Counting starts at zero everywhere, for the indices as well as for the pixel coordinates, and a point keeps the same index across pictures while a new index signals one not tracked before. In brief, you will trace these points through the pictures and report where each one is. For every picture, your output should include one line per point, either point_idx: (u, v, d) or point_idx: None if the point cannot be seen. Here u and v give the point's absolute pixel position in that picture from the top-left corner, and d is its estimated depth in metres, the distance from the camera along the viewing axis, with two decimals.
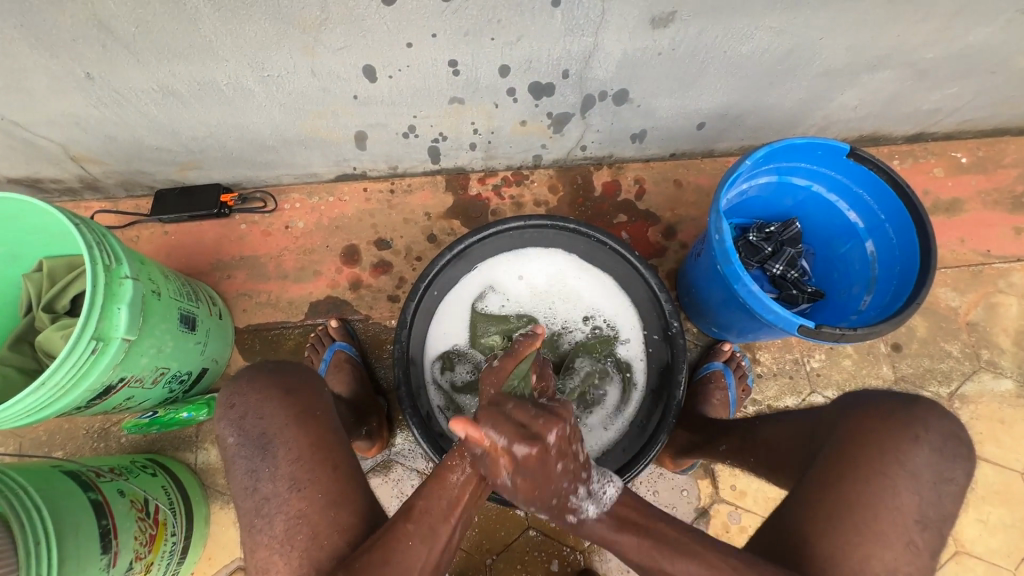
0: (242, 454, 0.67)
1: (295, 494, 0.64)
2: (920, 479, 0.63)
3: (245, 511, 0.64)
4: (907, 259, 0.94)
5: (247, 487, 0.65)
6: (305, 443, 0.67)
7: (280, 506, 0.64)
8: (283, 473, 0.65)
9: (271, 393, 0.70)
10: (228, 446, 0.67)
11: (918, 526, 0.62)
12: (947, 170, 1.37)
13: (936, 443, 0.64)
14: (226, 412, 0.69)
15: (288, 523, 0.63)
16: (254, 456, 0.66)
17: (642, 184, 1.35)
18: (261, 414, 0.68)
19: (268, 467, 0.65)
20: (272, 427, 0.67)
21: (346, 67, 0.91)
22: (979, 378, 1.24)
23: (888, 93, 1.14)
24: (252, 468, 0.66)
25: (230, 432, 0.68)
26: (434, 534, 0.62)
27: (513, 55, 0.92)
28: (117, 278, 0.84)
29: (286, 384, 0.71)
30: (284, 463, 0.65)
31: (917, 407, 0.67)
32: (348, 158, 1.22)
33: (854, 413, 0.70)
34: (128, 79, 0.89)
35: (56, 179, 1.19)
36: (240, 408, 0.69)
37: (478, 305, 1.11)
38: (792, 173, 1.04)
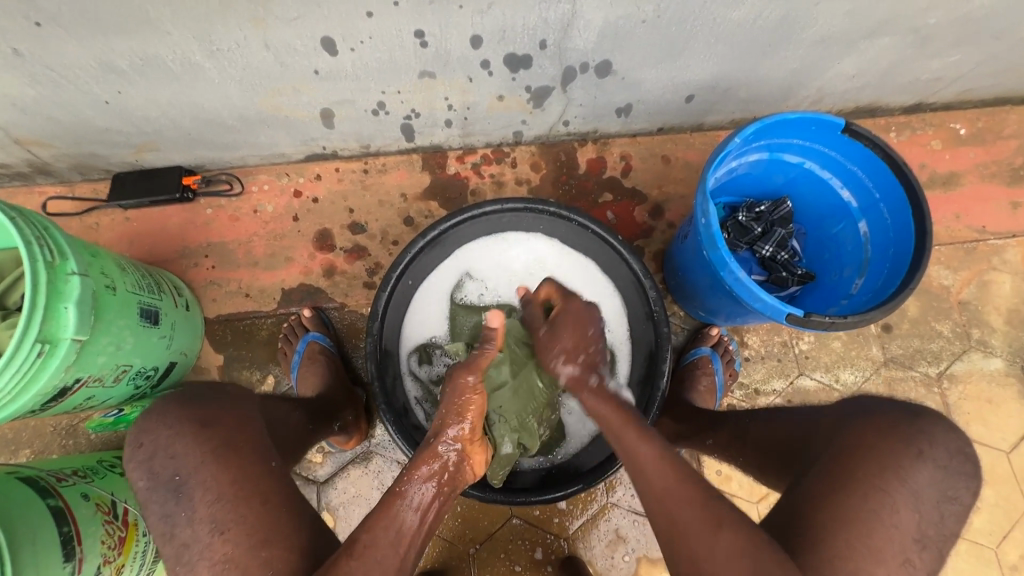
0: (156, 498, 0.63)
1: (218, 537, 0.59)
2: (921, 498, 0.60)
3: (165, 558, 0.60)
4: (901, 242, 0.90)
5: (164, 533, 0.61)
6: (228, 479, 0.62)
7: (202, 553, 0.59)
8: (202, 516, 0.61)
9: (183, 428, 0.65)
10: (140, 491, 0.63)
11: (918, 544, 0.59)
12: (945, 142, 1.32)
13: (941, 460, 0.63)
14: (136, 453, 0.65)
15: (213, 569, 0.58)
16: (167, 500, 0.62)
17: (628, 161, 1.29)
18: (171, 454, 0.64)
19: (185, 510, 0.61)
20: (186, 466, 0.63)
21: (302, 39, 0.83)
22: (969, 358, 1.21)
23: (887, 61, 1.08)
24: (167, 514, 0.62)
25: (140, 476, 0.64)
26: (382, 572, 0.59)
27: (485, 24, 0.84)
28: (62, 275, 0.78)
29: (199, 416, 0.67)
30: (201, 506, 0.61)
31: (920, 422, 0.66)
32: (316, 137, 1.14)
33: (860, 422, 0.68)
34: (63, 55, 0.81)
35: (3, 164, 1.12)
36: (149, 447, 0.65)
37: (456, 294, 1.07)
38: (784, 150, 0.98)
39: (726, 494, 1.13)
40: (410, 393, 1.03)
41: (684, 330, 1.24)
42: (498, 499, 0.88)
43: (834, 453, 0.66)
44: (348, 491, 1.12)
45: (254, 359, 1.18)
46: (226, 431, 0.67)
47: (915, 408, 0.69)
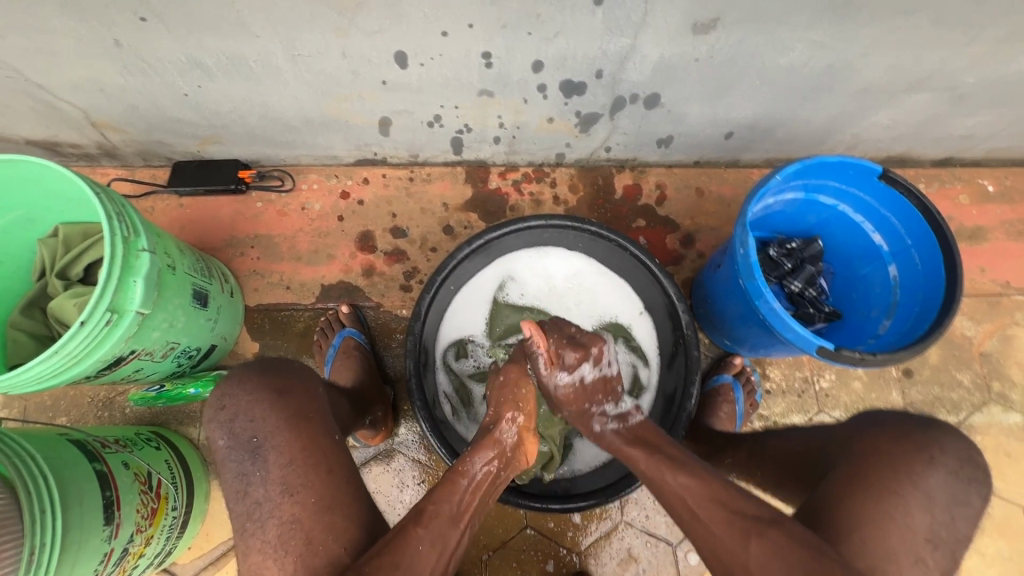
0: (233, 457, 0.66)
1: (287, 499, 0.63)
2: (934, 500, 0.63)
3: (237, 514, 0.63)
4: (931, 287, 0.93)
5: (238, 491, 0.64)
6: (300, 445, 0.66)
7: (273, 511, 0.62)
8: (275, 478, 0.64)
9: (262, 396, 0.69)
10: (218, 449, 0.66)
11: (929, 544, 0.61)
12: (972, 197, 1.36)
13: (953, 467, 0.65)
14: (217, 413, 0.68)
15: (281, 528, 0.61)
16: (244, 460, 0.65)
17: (663, 190, 1.33)
18: (250, 418, 0.67)
19: (259, 471, 0.64)
20: (264, 430, 0.66)
21: (378, 52, 0.89)
22: (989, 409, 1.23)
23: (923, 115, 1.13)
24: (242, 472, 0.65)
25: (220, 435, 0.67)
26: (444, 540, 0.64)
27: (548, 51, 0.90)
28: (135, 250, 0.83)
29: (280, 385, 0.70)
30: (275, 467, 0.64)
31: (934, 430, 0.69)
32: (370, 143, 1.20)
33: (873, 432, 0.71)
34: (157, 48, 0.88)
35: (75, 144, 1.18)
36: (231, 409, 0.68)
37: (499, 294, 1.10)
38: (819, 191, 1.02)
39: (739, 523, 1.14)
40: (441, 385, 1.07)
41: (708, 357, 1.27)
42: (518, 503, 0.89)
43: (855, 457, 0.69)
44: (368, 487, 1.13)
45: (288, 350, 1.22)
46: (301, 401, 0.70)
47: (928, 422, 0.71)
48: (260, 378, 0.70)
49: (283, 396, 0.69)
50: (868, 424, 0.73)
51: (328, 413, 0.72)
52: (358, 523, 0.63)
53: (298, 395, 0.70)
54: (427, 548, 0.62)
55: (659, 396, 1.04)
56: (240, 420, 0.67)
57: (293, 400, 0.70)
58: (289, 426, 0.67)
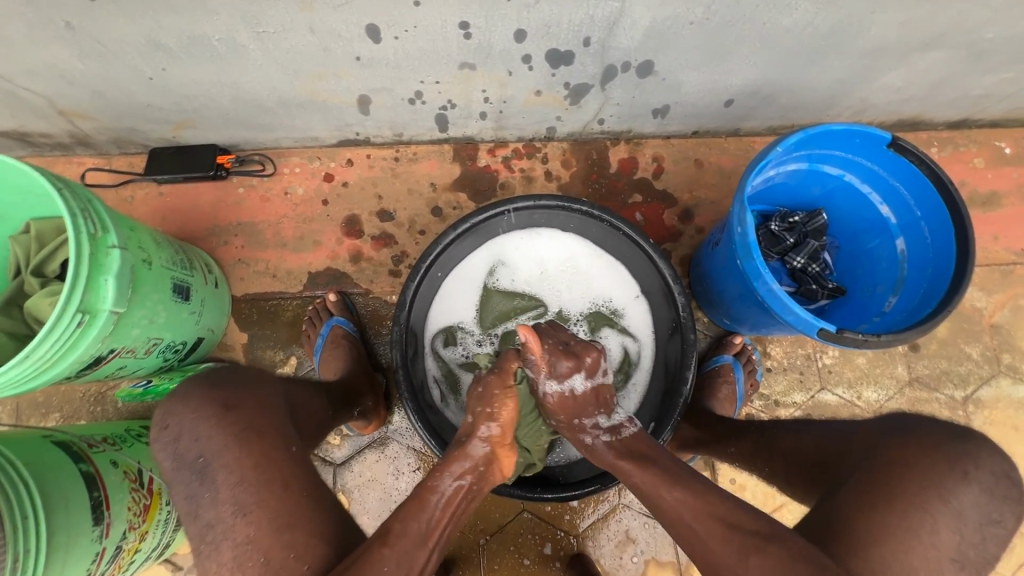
0: (181, 478, 0.63)
1: (240, 519, 0.59)
2: (965, 519, 0.59)
3: (189, 537, 0.61)
4: (940, 261, 0.88)
5: (188, 514, 0.62)
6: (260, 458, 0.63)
7: (226, 533, 0.59)
8: (226, 498, 0.60)
9: (205, 412, 0.65)
10: (165, 471, 0.64)
11: (954, 565, 0.58)
12: (987, 161, 1.29)
13: (988, 484, 0.60)
14: (160, 434, 0.65)
15: (236, 550, 0.59)
16: (192, 481, 0.62)
17: (660, 162, 1.27)
18: (195, 437, 0.64)
19: (208, 492, 0.61)
20: (210, 449, 0.63)
21: (347, 25, 0.83)
22: (997, 383, 1.19)
23: (937, 75, 1.05)
24: (192, 494, 0.62)
25: (166, 456, 0.64)
26: (410, 559, 0.62)
27: (530, 19, 0.83)
28: (104, 247, 0.80)
29: (226, 399, 0.67)
30: (224, 488, 0.61)
31: (971, 442, 0.63)
32: (351, 123, 1.15)
33: (895, 438, 0.66)
34: (113, 30, 0.82)
35: (46, 134, 1.14)
36: (174, 430, 0.65)
37: (490, 280, 1.06)
38: (824, 161, 0.96)
39: None
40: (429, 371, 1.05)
41: (707, 336, 1.23)
42: (516, 493, 0.89)
43: (878, 466, 0.64)
44: (363, 475, 1.13)
45: (278, 339, 1.20)
46: (250, 414, 0.66)
47: (962, 429, 0.65)
48: (206, 393, 0.67)
49: (230, 410, 0.66)
50: (894, 428, 0.68)
51: (282, 426, 0.69)
52: (330, 537, 0.61)
53: (247, 409, 0.67)
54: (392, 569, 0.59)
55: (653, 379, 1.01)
56: (185, 440, 0.64)
57: (239, 415, 0.65)
58: (241, 442, 0.63)
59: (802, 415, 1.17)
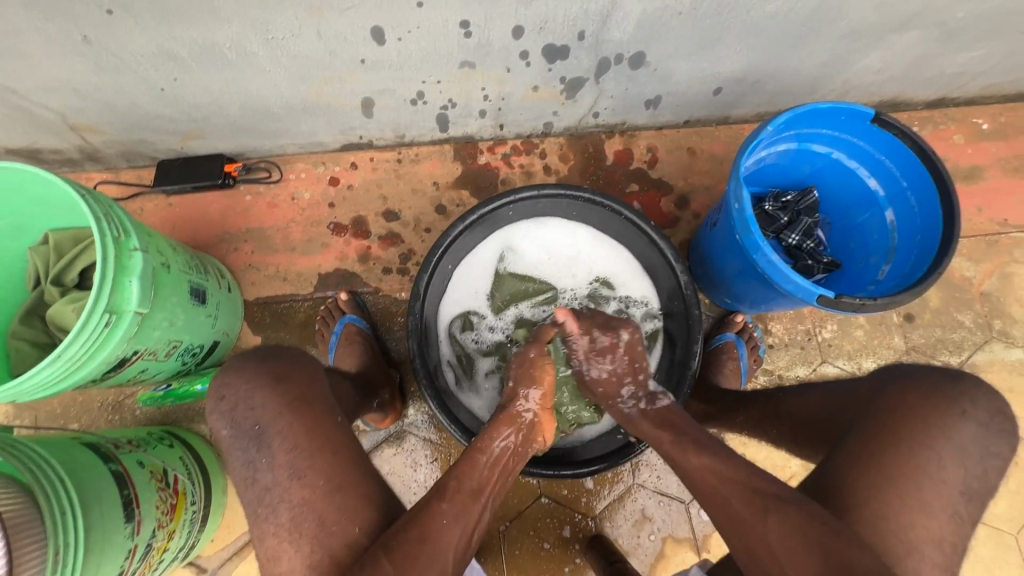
0: (238, 445, 0.65)
1: (297, 481, 0.62)
2: (967, 453, 0.63)
3: (248, 500, 0.62)
4: (928, 228, 0.92)
5: (246, 478, 0.63)
6: (303, 430, 0.65)
7: (284, 495, 0.62)
8: (283, 463, 0.63)
9: (261, 382, 0.67)
10: (223, 438, 0.66)
11: (963, 497, 0.61)
12: (967, 137, 1.34)
13: (983, 419, 0.64)
14: (218, 404, 0.67)
15: (293, 511, 0.61)
16: (250, 447, 0.64)
17: (654, 152, 1.32)
18: (252, 405, 0.66)
19: (265, 457, 0.63)
20: (265, 416, 0.65)
21: (354, 29, 0.87)
22: (991, 347, 1.23)
23: (913, 55, 1.10)
24: (250, 459, 0.64)
25: (223, 424, 0.66)
26: (467, 513, 0.65)
27: (527, 16, 0.88)
28: (127, 250, 0.82)
29: (278, 371, 0.69)
30: (280, 453, 0.63)
31: (962, 383, 0.67)
32: (354, 126, 1.18)
33: (895, 385, 0.69)
34: (128, 42, 0.85)
35: (56, 150, 1.16)
36: (230, 399, 0.67)
37: (499, 267, 1.09)
38: (812, 140, 1.01)
39: None
40: (444, 355, 1.07)
41: (709, 317, 1.27)
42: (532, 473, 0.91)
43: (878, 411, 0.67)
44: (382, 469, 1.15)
45: (290, 341, 1.22)
46: (299, 385, 0.69)
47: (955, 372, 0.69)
48: (255, 365, 0.70)
49: (281, 380, 0.68)
50: (892, 375, 0.71)
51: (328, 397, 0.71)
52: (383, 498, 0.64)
53: (297, 380, 0.69)
54: (450, 522, 0.63)
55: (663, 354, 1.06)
56: (242, 409, 0.66)
57: (292, 384, 0.68)
58: (292, 410, 0.65)
59: None
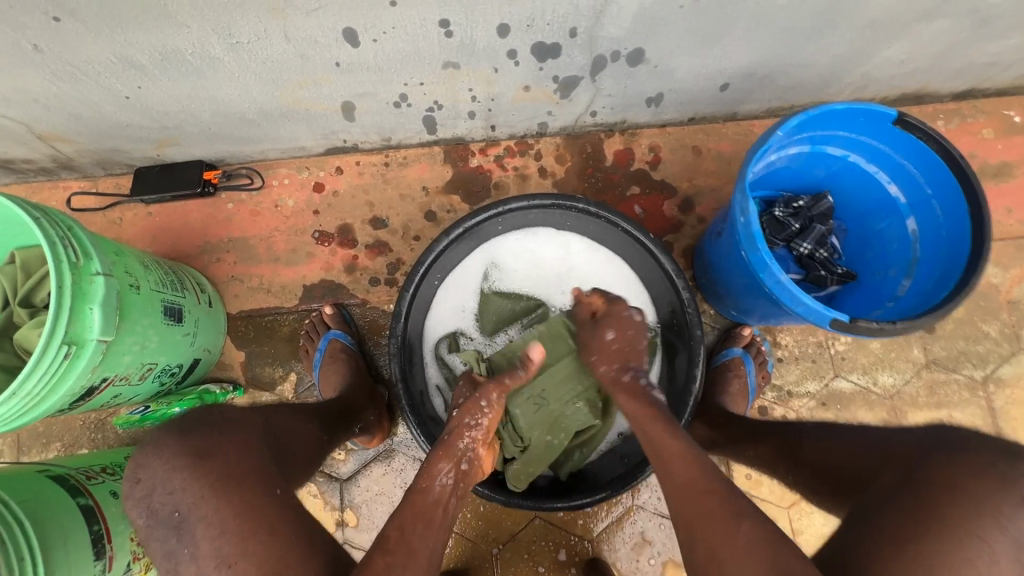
0: (156, 536, 0.57)
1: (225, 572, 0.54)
2: None
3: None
4: (955, 240, 0.84)
5: (169, 571, 0.57)
6: (231, 512, 0.57)
7: None
8: (206, 552, 0.55)
9: (179, 463, 0.59)
10: (139, 529, 0.58)
11: None
12: (997, 131, 1.24)
13: None
14: (133, 487, 0.59)
15: None
16: (168, 537, 0.57)
17: (657, 152, 1.24)
18: (168, 488, 0.58)
19: (186, 547, 0.56)
20: (184, 503, 0.57)
21: (324, 31, 0.80)
22: (1018, 360, 1.15)
23: (940, 45, 1.01)
24: (169, 551, 0.57)
25: (139, 513, 0.59)
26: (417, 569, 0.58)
27: (512, 13, 0.80)
28: (87, 275, 0.78)
29: (195, 449, 0.61)
30: (204, 541, 0.56)
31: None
32: (336, 130, 1.12)
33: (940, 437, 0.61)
34: (82, 51, 0.79)
35: (28, 159, 1.11)
36: (146, 483, 0.59)
37: (485, 284, 1.03)
38: (827, 143, 0.93)
39: (755, 498, 1.10)
40: (430, 378, 1.02)
41: (715, 329, 1.20)
42: (523, 505, 0.86)
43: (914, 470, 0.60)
44: (371, 489, 1.11)
45: (275, 356, 1.18)
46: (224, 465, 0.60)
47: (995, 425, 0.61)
48: (175, 443, 0.61)
49: (204, 459, 0.60)
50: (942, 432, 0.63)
51: (262, 467, 0.64)
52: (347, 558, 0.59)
53: (221, 456, 0.61)
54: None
55: (664, 362, 1.00)
56: (158, 493, 0.58)
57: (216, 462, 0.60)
58: (213, 494, 0.57)
59: (817, 405, 1.14)
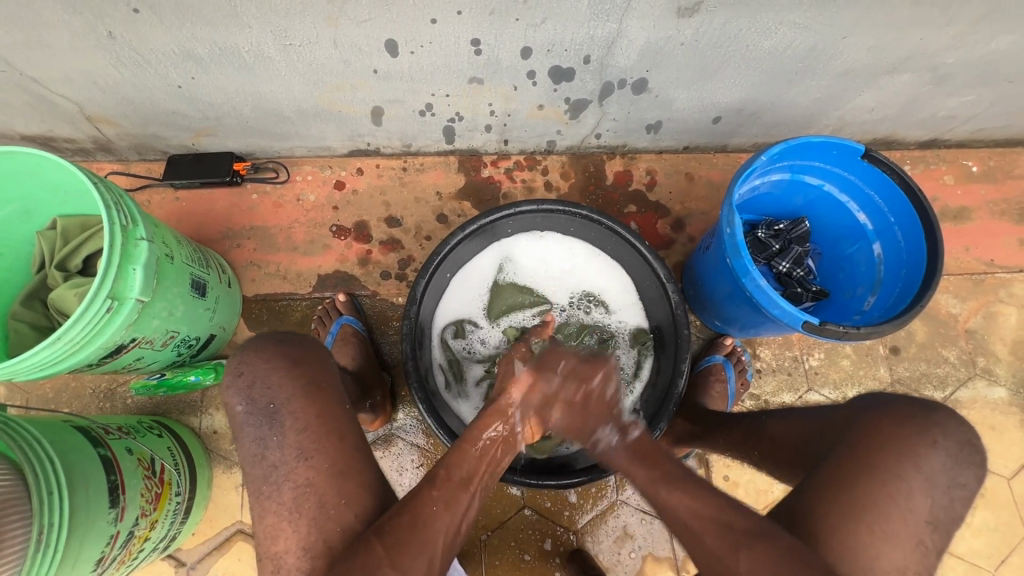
0: (251, 422, 0.67)
1: (303, 462, 0.65)
2: (933, 483, 0.64)
3: (253, 478, 0.64)
4: (913, 262, 0.95)
5: (255, 455, 0.66)
6: (315, 412, 0.67)
7: (288, 474, 0.64)
8: (291, 443, 0.65)
9: (277, 363, 0.70)
10: (237, 414, 0.67)
11: (929, 528, 0.63)
12: (957, 178, 1.38)
13: (952, 450, 0.65)
14: (235, 380, 0.69)
15: (296, 490, 0.64)
16: (262, 425, 0.66)
17: (653, 175, 1.35)
18: (268, 384, 0.68)
19: (275, 435, 0.66)
20: (279, 397, 0.67)
21: (368, 40, 0.91)
22: (974, 384, 1.26)
23: (905, 97, 1.15)
24: (261, 436, 0.66)
25: (237, 400, 0.68)
26: (457, 502, 0.67)
27: (536, 37, 0.92)
28: (133, 239, 0.84)
29: (292, 354, 0.71)
30: (290, 433, 0.66)
31: (938, 412, 0.69)
32: (363, 133, 1.21)
33: (877, 412, 0.70)
34: (150, 40, 0.89)
35: (70, 139, 1.19)
36: (249, 377, 0.69)
37: (496, 277, 1.12)
38: (805, 172, 1.04)
39: None
40: (434, 360, 1.09)
41: (699, 339, 1.29)
42: (515, 480, 0.91)
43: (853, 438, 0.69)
44: None
45: None
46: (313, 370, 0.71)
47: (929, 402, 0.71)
48: (274, 347, 0.71)
49: (299, 364, 0.70)
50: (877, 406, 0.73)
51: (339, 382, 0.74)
52: (366, 492, 0.66)
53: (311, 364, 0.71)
54: (441, 508, 0.65)
55: (654, 360, 1.09)
56: (259, 386, 0.68)
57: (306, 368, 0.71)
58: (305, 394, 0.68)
59: None
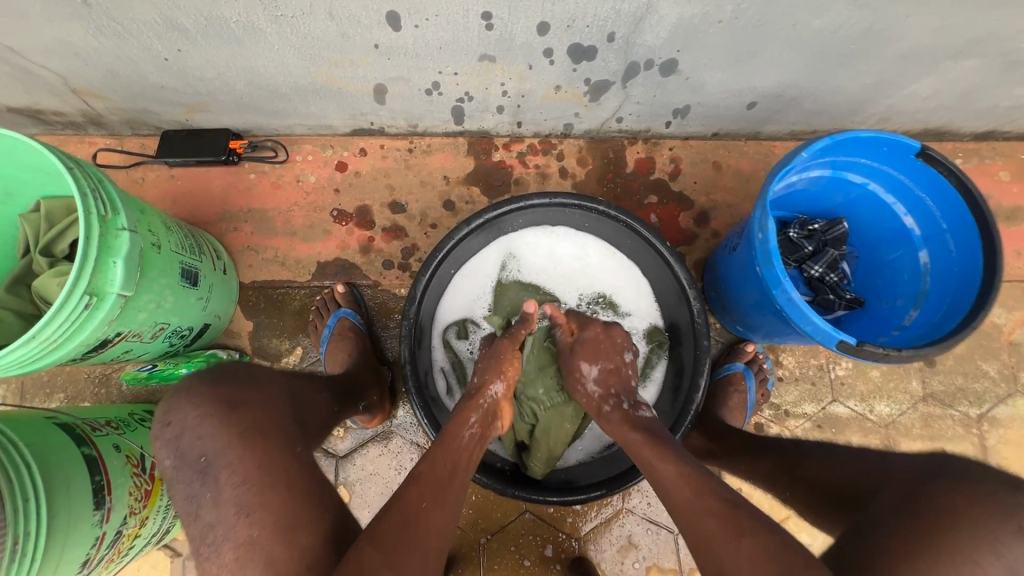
0: (182, 478, 0.62)
1: (242, 520, 0.58)
2: None
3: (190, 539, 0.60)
4: (965, 277, 0.86)
5: (189, 514, 0.61)
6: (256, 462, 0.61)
7: (227, 533, 0.58)
8: (227, 498, 0.60)
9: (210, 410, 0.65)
10: (166, 469, 0.63)
11: None
12: (1014, 174, 1.25)
13: None
14: (162, 431, 0.65)
15: (236, 552, 0.57)
16: (194, 481, 0.62)
17: (677, 163, 1.25)
18: (199, 434, 0.63)
19: (208, 493, 0.60)
20: (211, 450, 0.62)
21: (367, 12, 0.82)
22: (1014, 402, 1.17)
23: (968, 84, 1.02)
24: (193, 494, 0.61)
25: (167, 455, 0.64)
26: (442, 499, 0.65)
27: (553, 12, 0.82)
28: (113, 229, 0.78)
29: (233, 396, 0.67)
30: (227, 487, 0.60)
31: None
32: (365, 111, 1.13)
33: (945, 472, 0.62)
34: (130, 9, 0.81)
35: (58, 112, 1.13)
36: (177, 426, 0.64)
37: (503, 274, 1.05)
38: (849, 169, 0.94)
39: None
40: (436, 361, 1.03)
41: (718, 342, 1.21)
42: (516, 495, 0.88)
43: None
44: (366, 468, 1.12)
45: (284, 328, 1.19)
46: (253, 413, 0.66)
47: None
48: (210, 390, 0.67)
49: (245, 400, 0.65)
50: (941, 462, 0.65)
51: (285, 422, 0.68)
52: None
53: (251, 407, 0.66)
54: (431, 505, 0.63)
55: (670, 368, 1.01)
56: (187, 437, 0.63)
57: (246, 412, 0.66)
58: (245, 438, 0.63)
59: (813, 427, 1.15)
